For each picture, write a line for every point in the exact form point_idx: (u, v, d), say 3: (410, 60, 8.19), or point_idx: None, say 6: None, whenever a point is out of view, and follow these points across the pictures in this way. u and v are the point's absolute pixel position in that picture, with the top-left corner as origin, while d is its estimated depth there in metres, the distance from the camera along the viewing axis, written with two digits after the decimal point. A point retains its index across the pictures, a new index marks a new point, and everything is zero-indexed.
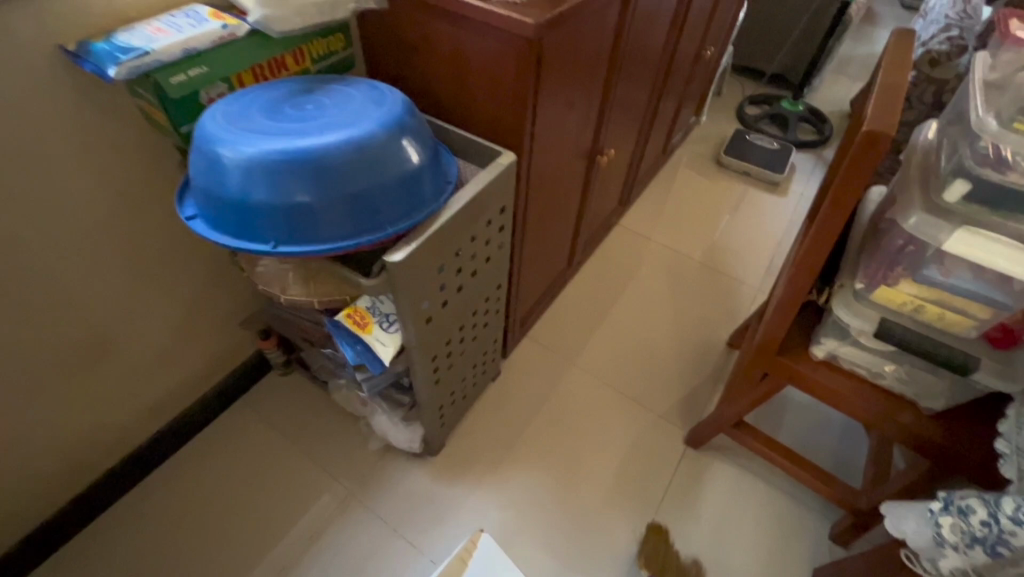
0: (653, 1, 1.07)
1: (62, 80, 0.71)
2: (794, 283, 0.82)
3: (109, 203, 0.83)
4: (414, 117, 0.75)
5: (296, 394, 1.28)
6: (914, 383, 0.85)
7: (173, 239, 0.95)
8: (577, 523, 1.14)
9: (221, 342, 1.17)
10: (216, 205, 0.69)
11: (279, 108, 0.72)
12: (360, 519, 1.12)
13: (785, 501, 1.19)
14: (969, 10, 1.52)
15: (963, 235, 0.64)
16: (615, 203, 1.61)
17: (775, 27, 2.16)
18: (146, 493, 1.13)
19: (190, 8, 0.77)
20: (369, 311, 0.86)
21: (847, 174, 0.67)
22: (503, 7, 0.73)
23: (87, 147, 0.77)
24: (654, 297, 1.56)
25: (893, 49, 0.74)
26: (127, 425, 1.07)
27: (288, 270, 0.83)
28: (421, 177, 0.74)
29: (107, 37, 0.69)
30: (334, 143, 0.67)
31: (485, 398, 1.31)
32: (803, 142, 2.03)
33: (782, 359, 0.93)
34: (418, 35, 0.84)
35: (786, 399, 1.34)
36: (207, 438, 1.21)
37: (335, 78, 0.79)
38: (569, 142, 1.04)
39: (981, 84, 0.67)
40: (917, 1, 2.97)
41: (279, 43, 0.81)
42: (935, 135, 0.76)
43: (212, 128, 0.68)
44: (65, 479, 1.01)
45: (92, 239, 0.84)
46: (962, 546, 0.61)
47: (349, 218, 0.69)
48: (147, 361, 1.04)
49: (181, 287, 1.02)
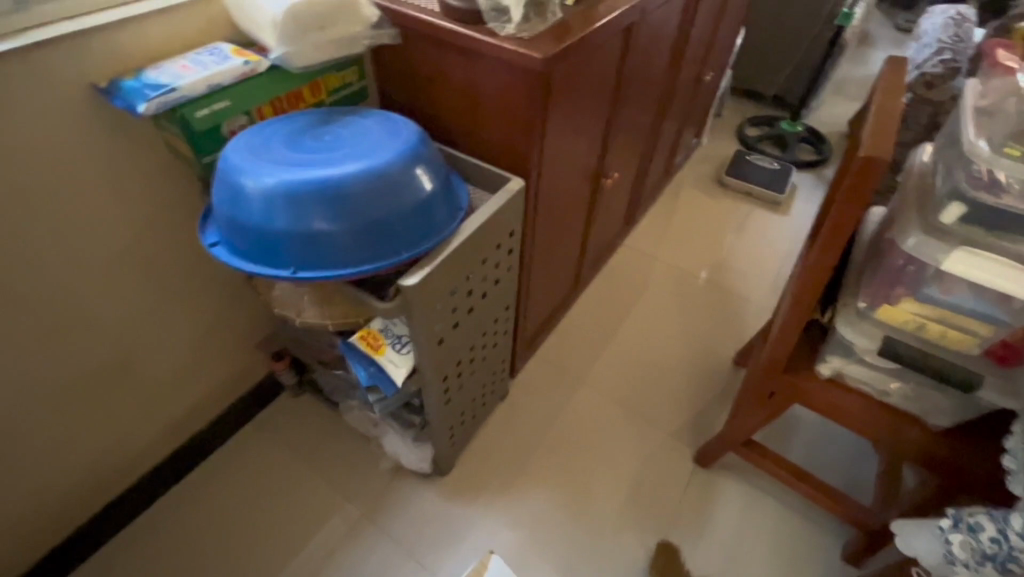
0: (654, 31, 1.11)
1: (94, 115, 0.74)
2: (799, 302, 0.84)
3: (133, 230, 0.86)
4: (428, 147, 0.78)
5: (307, 415, 1.30)
6: (920, 401, 0.86)
7: (193, 263, 0.98)
8: (590, 543, 1.14)
9: (234, 363, 1.19)
10: (238, 232, 0.72)
11: (299, 140, 0.75)
12: (372, 541, 1.13)
13: (797, 521, 1.18)
14: (961, 33, 1.58)
15: (961, 255, 0.67)
16: (619, 224, 1.63)
17: (773, 51, 2.21)
18: (159, 515, 1.13)
19: (214, 46, 0.81)
20: (382, 333, 0.89)
21: (847, 197, 0.70)
22: (511, 42, 0.76)
23: (115, 178, 0.80)
24: (660, 316, 1.58)
25: (886, 77, 0.77)
26: (142, 447, 1.08)
27: (304, 293, 0.85)
28: (434, 204, 0.77)
29: (137, 75, 0.73)
30: (352, 173, 0.70)
31: (494, 418, 1.32)
32: (803, 162, 2.07)
33: (790, 377, 0.94)
34: (430, 68, 0.88)
35: (794, 417, 1.35)
36: (219, 459, 1.22)
37: (351, 110, 0.83)
38: (575, 166, 1.08)
39: (973, 110, 0.68)
40: (910, 24, 3.04)
41: (297, 77, 0.85)
42: (930, 158, 0.78)
43: (235, 159, 0.71)
44: (82, 501, 1.02)
45: (116, 265, 0.86)
46: (973, 563, 0.61)
47: (366, 244, 0.72)
48: (163, 383, 1.05)
49: (199, 310, 1.04)
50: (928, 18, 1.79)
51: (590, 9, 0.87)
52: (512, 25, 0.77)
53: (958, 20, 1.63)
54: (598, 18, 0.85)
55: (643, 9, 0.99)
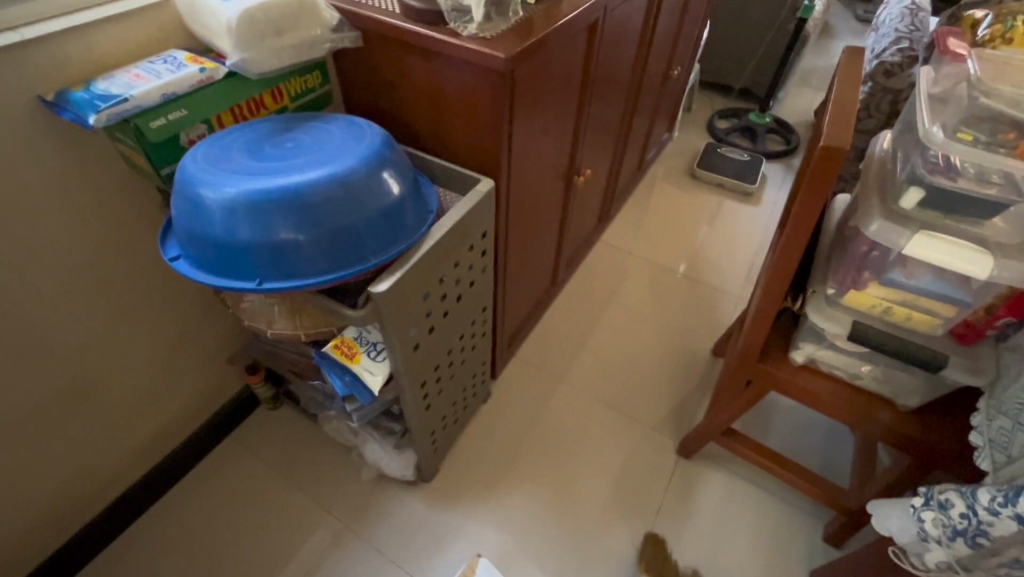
0: (618, 27, 1.12)
1: (42, 129, 0.71)
2: (770, 292, 0.85)
3: (92, 246, 0.83)
4: (394, 150, 0.77)
5: (286, 427, 1.27)
6: (890, 382, 0.88)
7: (158, 278, 0.95)
8: (577, 540, 1.14)
9: (207, 379, 1.16)
10: (200, 246, 0.69)
11: (259, 147, 0.73)
12: (357, 552, 1.11)
13: (779, 506, 1.20)
14: (918, 22, 1.63)
15: (921, 239, 0.68)
16: (594, 220, 1.64)
17: (738, 45, 2.25)
18: (134, 539, 1.10)
19: (168, 53, 0.78)
20: (357, 341, 0.87)
21: (810, 186, 0.71)
22: (473, 42, 0.75)
23: (69, 193, 0.77)
24: (638, 310, 1.59)
25: (844, 66, 0.79)
26: (113, 470, 1.05)
27: (274, 304, 0.84)
28: (402, 208, 0.76)
29: (86, 86, 0.70)
30: (315, 180, 0.68)
31: (477, 420, 1.32)
32: (771, 153, 2.10)
33: (764, 366, 0.96)
34: (394, 71, 0.87)
35: (772, 404, 1.37)
36: (195, 478, 1.18)
37: (313, 115, 0.81)
38: (545, 165, 1.07)
39: (927, 97, 0.70)
40: (870, 15, 3.12)
41: (257, 83, 0.83)
42: (889, 145, 0.80)
43: (193, 170, 0.69)
44: (51, 529, 0.98)
45: (75, 283, 0.83)
46: (945, 539, 0.63)
47: (333, 252, 0.70)
48: (132, 402, 1.02)
49: (166, 326, 1.01)
50: (886, 9, 1.83)
51: (552, 7, 0.87)
52: (475, 25, 0.77)
53: (914, 8, 1.67)
54: (560, 16, 0.85)
55: (606, 6, 0.99)
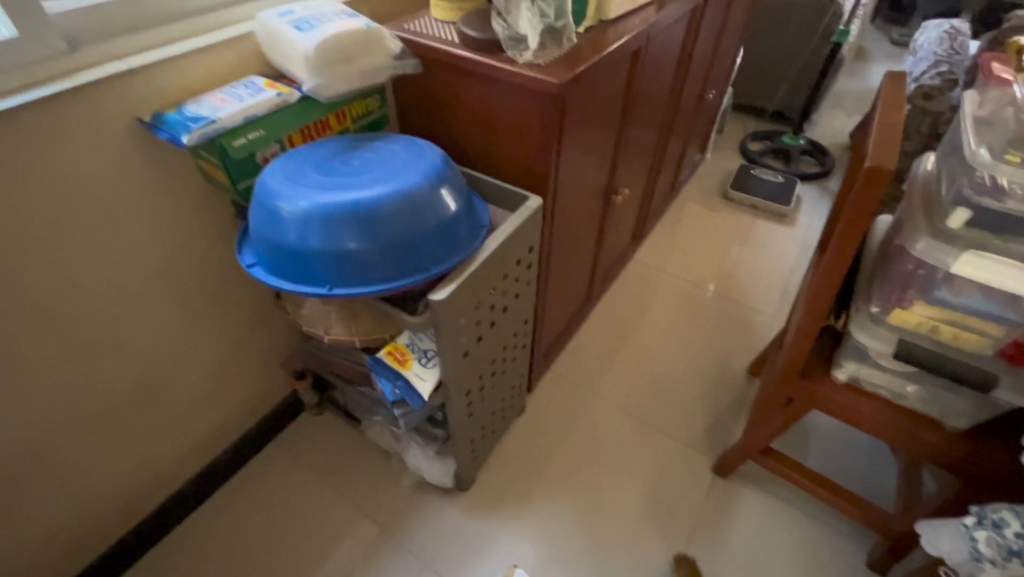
0: (658, 53, 1.16)
1: (139, 145, 0.79)
2: (813, 309, 0.86)
3: (169, 254, 0.90)
4: (451, 168, 0.82)
5: (329, 432, 1.32)
6: (938, 404, 0.87)
7: (223, 286, 1.02)
8: (612, 554, 1.15)
9: (259, 383, 1.22)
10: (275, 253, 0.75)
11: (329, 165, 0.80)
12: (396, 556, 1.14)
13: (818, 529, 1.18)
14: (956, 47, 1.67)
15: (969, 258, 0.70)
16: (628, 238, 1.67)
17: (772, 69, 2.28)
18: (187, 534, 1.15)
19: (248, 80, 0.86)
20: (409, 347, 0.91)
21: (856, 205, 0.72)
22: (528, 69, 0.80)
23: (157, 205, 0.85)
24: (672, 327, 1.60)
25: (887, 90, 0.81)
26: (172, 465, 1.11)
27: (332, 311, 0.89)
28: (457, 222, 0.80)
29: (178, 109, 0.77)
30: (382, 195, 0.74)
31: (512, 431, 1.34)
32: (806, 174, 2.10)
33: (806, 384, 0.96)
34: (451, 96, 0.93)
35: (810, 425, 1.35)
36: (244, 478, 1.24)
37: (376, 136, 0.87)
38: (587, 184, 1.11)
39: (972, 120, 0.72)
40: (905, 38, 3.12)
41: (324, 106, 0.89)
42: (934, 166, 0.81)
43: (272, 184, 0.75)
44: (114, 519, 1.04)
45: (155, 287, 0.90)
46: (999, 560, 0.63)
47: (395, 262, 0.75)
48: (195, 401, 1.08)
49: (228, 330, 1.08)
50: (921, 33, 1.88)
51: (600, 35, 0.92)
52: (530, 51, 0.82)
53: (951, 34, 1.74)
54: (607, 44, 0.89)
55: (649, 33, 1.04)
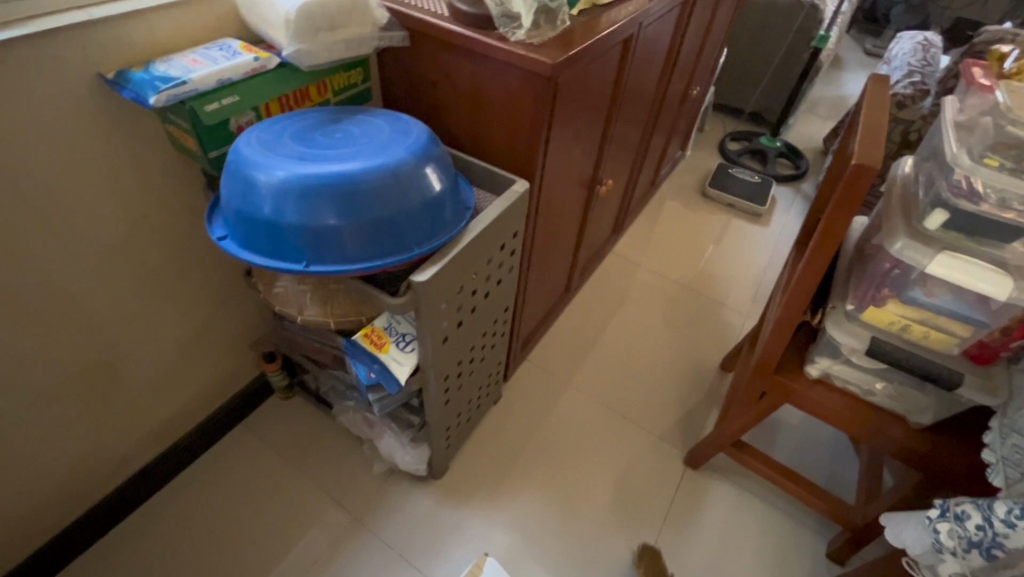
0: (649, 44, 1.15)
1: (101, 105, 0.73)
2: (792, 305, 0.87)
3: (128, 224, 0.84)
4: (437, 147, 0.79)
5: (298, 417, 1.28)
6: (903, 400, 0.90)
7: (189, 260, 0.96)
8: (583, 544, 1.15)
9: (225, 364, 1.16)
10: (249, 226, 0.71)
11: (310, 136, 0.76)
12: (365, 544, 1.11)
13: (782, 520, 1.22)
14: (929, 58, 1.73)
15: (944, 259, 0.71)
16: (608, 232, 1.66)
17: (753, 70, 2.30)
18: (142, 520, 1.09)
19: (223, 41, 0.81)
20: (386, 330, 0.89)
21: (840, 203, 0.73)
22: (521, 47, 0.78)
23: (120, 171, 0.79)
24: (647, 321, 1.61)
25: (872, 90, 0.82)
26: (128, 447, 1.05)
27: (306, 290, 0.86)
28: (442, 203, 0.78)
29: (146, 67, 0.72)
30: (364, 169, 0.70)
31: (487, 420, 1.33)
32: (782, 176, 2.15)
33: (779, 378, 0.98)
34: (439, 73, 0.90)
35: (778, 420, 1.39)
36: (206, 463, 1.19)
37: (360, 109, 0.84)
38: (573, 172, 1.10)
39: (953, 124, 0.75)
40: (879, 49, 3.21)
41: (306, 75, 0.85)
42: (912, 169, 0.83)
43: (247, 153, 0.71)
44: (63, 505, 0.98)
45: (115, 258, 0.85)
46: (959, 550, 0.65)
47: (377, 240, 0.72)
48: (155, 381, 1.03)
49: (194, 308, 1.02)
50: (896, 43, 1.93)
51: (593, 19, 0.90)
52: (524, 31, 0.79)
53: (924, 45, 1.80)
54: (600, 28, 0.88)
55: (641, 22, 1.02)
